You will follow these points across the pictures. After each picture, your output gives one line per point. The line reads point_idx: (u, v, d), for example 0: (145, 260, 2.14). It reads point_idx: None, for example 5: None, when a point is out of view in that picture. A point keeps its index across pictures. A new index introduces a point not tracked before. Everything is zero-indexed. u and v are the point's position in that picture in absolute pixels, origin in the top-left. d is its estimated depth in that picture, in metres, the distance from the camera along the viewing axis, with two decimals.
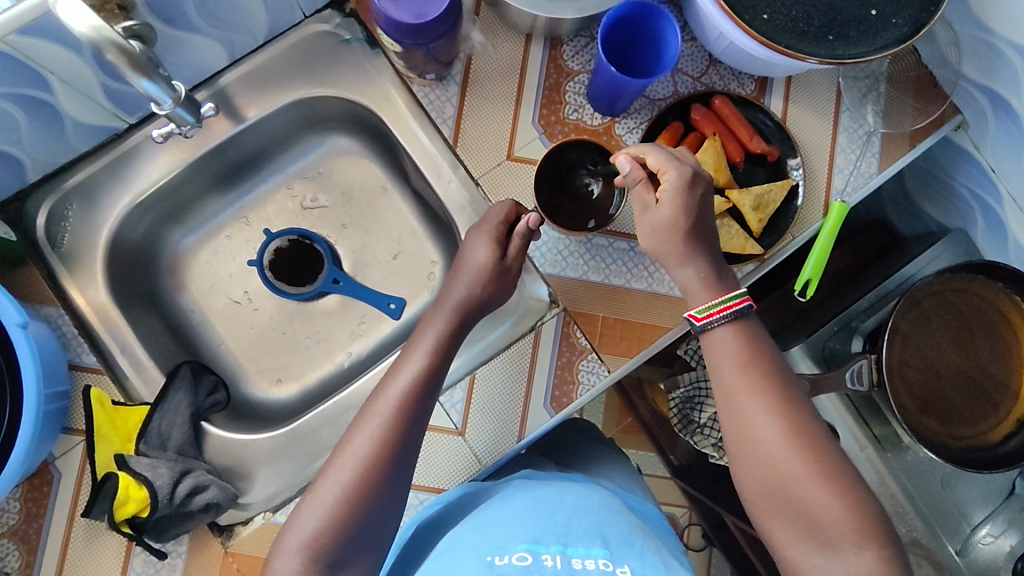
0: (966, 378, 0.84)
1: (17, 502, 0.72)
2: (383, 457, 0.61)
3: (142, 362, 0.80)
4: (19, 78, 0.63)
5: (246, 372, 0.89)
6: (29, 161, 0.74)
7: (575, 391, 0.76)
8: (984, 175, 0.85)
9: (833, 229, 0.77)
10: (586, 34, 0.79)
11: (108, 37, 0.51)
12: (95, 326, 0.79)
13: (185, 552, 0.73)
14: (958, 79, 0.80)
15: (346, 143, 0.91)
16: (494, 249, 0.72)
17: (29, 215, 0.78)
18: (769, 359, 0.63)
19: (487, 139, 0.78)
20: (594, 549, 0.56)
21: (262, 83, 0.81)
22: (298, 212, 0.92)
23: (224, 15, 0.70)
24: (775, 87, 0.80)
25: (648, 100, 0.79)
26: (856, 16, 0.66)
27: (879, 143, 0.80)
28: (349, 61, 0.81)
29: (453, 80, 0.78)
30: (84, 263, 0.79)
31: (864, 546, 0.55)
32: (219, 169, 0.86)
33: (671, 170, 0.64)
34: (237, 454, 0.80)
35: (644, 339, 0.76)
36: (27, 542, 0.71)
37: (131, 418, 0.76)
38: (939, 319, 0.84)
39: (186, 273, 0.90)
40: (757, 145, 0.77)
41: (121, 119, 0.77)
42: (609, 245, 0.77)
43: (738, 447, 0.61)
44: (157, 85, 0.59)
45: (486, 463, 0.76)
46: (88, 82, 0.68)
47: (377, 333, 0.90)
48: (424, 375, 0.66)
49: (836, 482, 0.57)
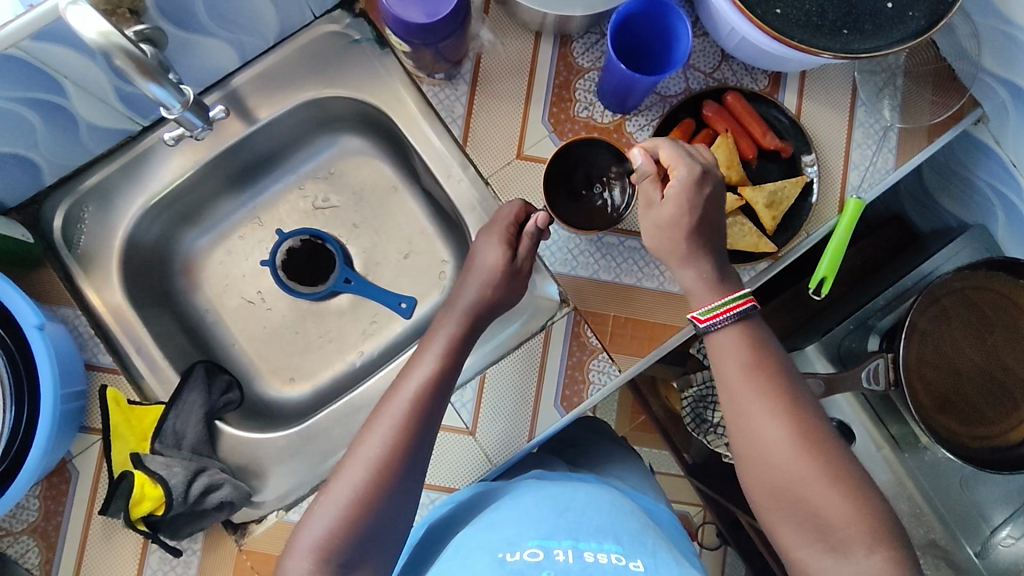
0: (986, 377, 0.82)
1: (37, 500, 0.73)
2: (395, 457, 0.61)
3: (157, 363, 0.81)
4: (34, 84, 0.64)
5: (259, 371, 0.90)
6: (46, 164, 0.75)
7: (586, 391, 0.75)
8: (1005, 170, 0.83)
9: (849, 226, 0.76)
10: (596, 31, 0.78)
11: (117, 43, 0.52)
12: (111, 326, 0.80)
13: (199, 549, 0.74)
14: (977, 72, 0.78)
15: (356, 143, 0.92)
16: (504, 251, 0.72)
17: (46, 217, 0.79)
18: (779, 359, 0.62)
19: (496, 137, 0.78)
20: (605, 544, 0.56)
21: (273, 83, 0.82)
22: (309, 212, 0.92)
23: (234, 17, 0.70)
24: (788, 82, 0.79)
25: (659, 97, 0.78)
26: (872, 9, 0.64)
27: (895, 138, 0.78)
28: (359, 61, 0.82)
29: (462, 79, 0.78)
30: (100, 264, 0.80)
31: (875, 548, 0.55)
32: (232, 169, 0.87)
33: (683, 167, 0.63)
34: (250, 454, 0.81)
35: (654, 338, 0.75)
36: (46, 539, 0.73)
37: (146, 418, 0.77)
38: (958, 315, 0.83)
39: (200, 273, 0.91)
40: (770, 141, 0.76)
41: (135, 122, 0.78)
42: (620, 244, 0.76)
43: (747, 449, 0.60)
44: (165, 90, 0.59)
45: (496, 462, 0.76)
46: (101, 86, 0.68)
47: (388, 332, 0.91)
48: (436, 376, 0.66)
49: (845, 484, 0.57)
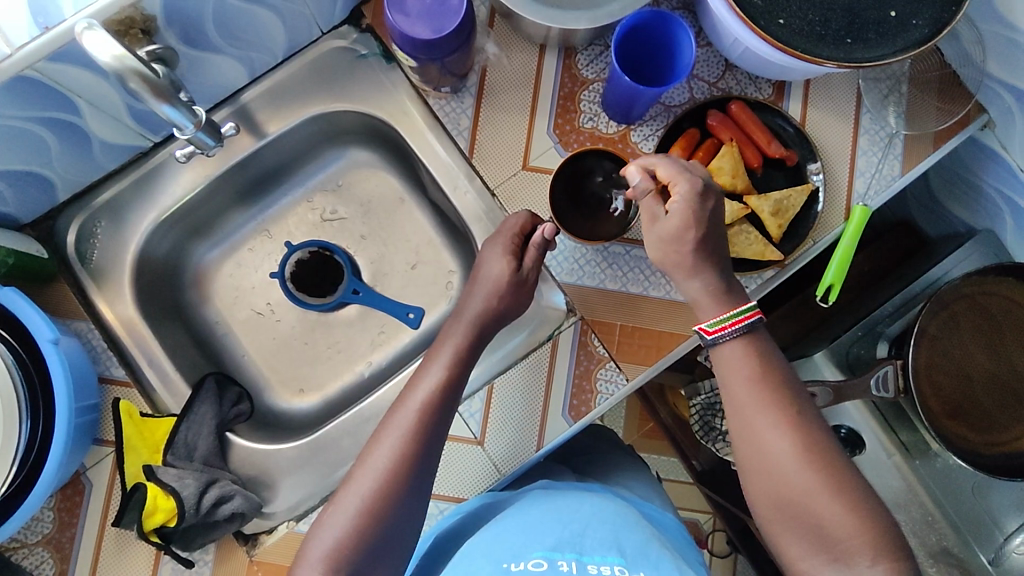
0: (998, 383, 0.82)
1: (51, 512, 0.74)
2: (403, 468, 0.61)
3: (168, 375, 0.82)
4: (50, 105, 0.65)
5: (269, 383, 0.90)
6: (59, 180, 0.77)
7: (593, 400, 0.76)
8: (1012, 174, 0.83)
9: (855, 233, 0.75)
10: (600, 42, 0.79)
11: (132, 66, 0.53)
12: (123, 341, 0.81)
13: (211, 561, 0.75)
14: (983, 78, 0.78)
15: (363, 155, 0.93)
16: (509, 262, 0.72)
17: (60, 233, 0.81)
18: (782, 370, 0.62)
19: (502, 150, 0.78)
20: (609, 557, 0.56)
21: (282, 99, 0.83)
22: (318, 224, 0.93)
23: (243, 34, 0.71)
24: (793, 90, 0.79)
25: (664, 107, 0.79)
26: (874, 18, 0.64)
27: (901, 145, 0.78)
28: (365, 76, 0.83)
29: (467, 92, 0.79)
30: (112, 278, 0.82)
31: (878, 558, 0.55)
32: (241, 182, 0.88)
33: (682, 182, 0.63)
34: (261, 464, 0.82)
35: (662, 347, 0.76)
36: (60, 551, 0.74)
37: (158, 430, 0.77)
38: (969, 321, 0.82)
39: (210, 286, 0.92)
40: (775, 149, 0.76)
41: (146, 138, 0.80)
42: (626, 253, 0.77)
43: (751, 461, 0.60)
44: (178, 111, 0.60)
45: (504, 472, 0.76)
46: (115, 104, 0.70)
47: (396, 342, 0.91)
48: (443, 388, 0.67)
49: (848, 495, 0.57)
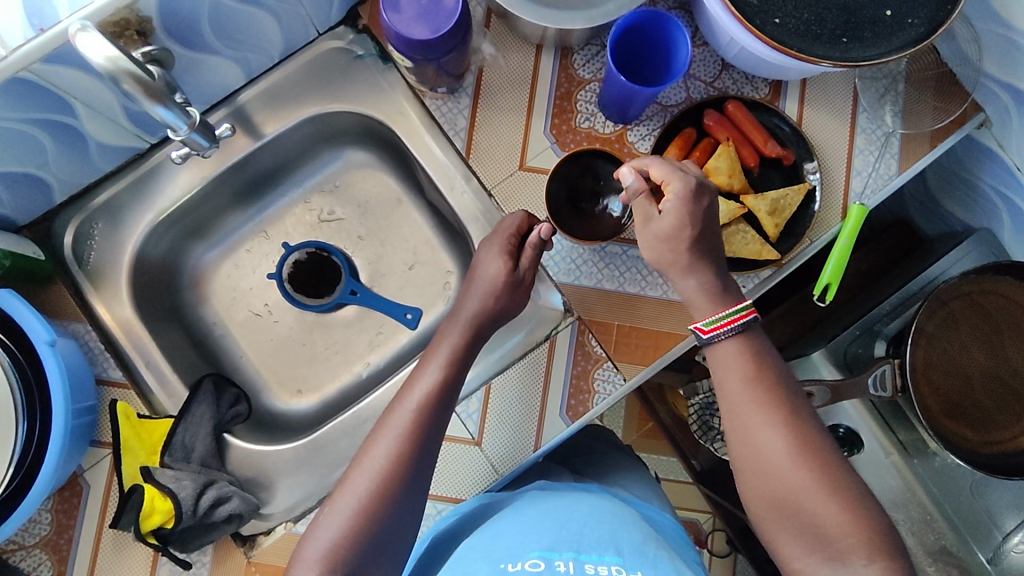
0: (997, 382, 0.82)
1: (48, 513, 0.74)
2: (399, 468, 0.61)
3: (165, 376, 0.82)
4: (46, 107, 0.65)
5: (267, 383, 0.90)
6: (56, 182, 0.77)
7: (591, 400, 0.76)
8: (1009, 173, 0.82)
9: (852, 232, 0.76)
10: (596, 42, 0.79)
11: (125, 67, 0.53)
12: (120, 342, 0.81)
13: (209, 562, 0.76)
14: (980, 77, 0.78)
15: (361, 156, 0.93)
16: (506, 262, 0.72)
17: (57, 234, 0.81)
18: (778, 370, 0.62)
19: (499, 150, 0.78)
20: (606, 556, 0.56)
21: (279, 100, 0.83)
22: (315, 225, 0.93)
23: (239, 35, 0.71)
24: (789, 89, 0.79)
25: (660, 107, 0.79)
26: (870, 16, 0.64)
27: (898, 144, 0.78)
28: (362, 76, 0.83)
29: (464, 92, 0.79)
30: (109, 280, 0.82)
31: (873, 557, 0.55)
32: (238, 184, 0.88)
33: (676, 181, 0.63)
34: (259, 465, 0.82)
35: (659, 347, 0.75)
36: (58, 552, 0.74)
37: (156, 430, 0.78)
38: (966, 320, 0.82)
39: (208, 287, 0.92)
40: (771, 149, 0.76)
41: (143, 140, 0.80)
42: (622, 253, 0.77)
43: (746, 461, 0.60)
44: (172, 113, 0.60)
45: (502, 473, 0.76)
46: (111, 106, 0.70)
47: (394, 342, 0.91)
48: (439, 388, 0.67)
49: (844, 494, 0.57)
